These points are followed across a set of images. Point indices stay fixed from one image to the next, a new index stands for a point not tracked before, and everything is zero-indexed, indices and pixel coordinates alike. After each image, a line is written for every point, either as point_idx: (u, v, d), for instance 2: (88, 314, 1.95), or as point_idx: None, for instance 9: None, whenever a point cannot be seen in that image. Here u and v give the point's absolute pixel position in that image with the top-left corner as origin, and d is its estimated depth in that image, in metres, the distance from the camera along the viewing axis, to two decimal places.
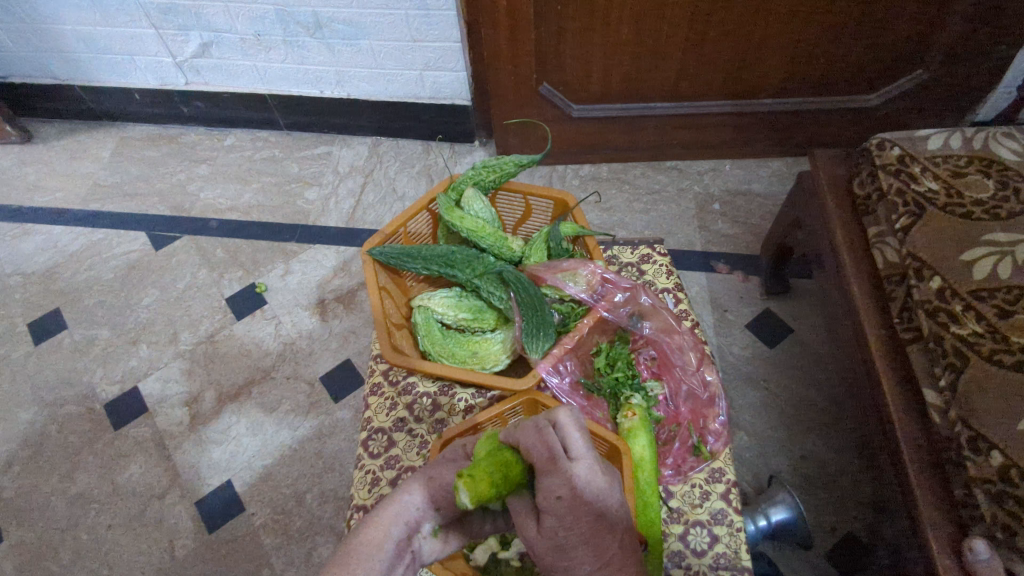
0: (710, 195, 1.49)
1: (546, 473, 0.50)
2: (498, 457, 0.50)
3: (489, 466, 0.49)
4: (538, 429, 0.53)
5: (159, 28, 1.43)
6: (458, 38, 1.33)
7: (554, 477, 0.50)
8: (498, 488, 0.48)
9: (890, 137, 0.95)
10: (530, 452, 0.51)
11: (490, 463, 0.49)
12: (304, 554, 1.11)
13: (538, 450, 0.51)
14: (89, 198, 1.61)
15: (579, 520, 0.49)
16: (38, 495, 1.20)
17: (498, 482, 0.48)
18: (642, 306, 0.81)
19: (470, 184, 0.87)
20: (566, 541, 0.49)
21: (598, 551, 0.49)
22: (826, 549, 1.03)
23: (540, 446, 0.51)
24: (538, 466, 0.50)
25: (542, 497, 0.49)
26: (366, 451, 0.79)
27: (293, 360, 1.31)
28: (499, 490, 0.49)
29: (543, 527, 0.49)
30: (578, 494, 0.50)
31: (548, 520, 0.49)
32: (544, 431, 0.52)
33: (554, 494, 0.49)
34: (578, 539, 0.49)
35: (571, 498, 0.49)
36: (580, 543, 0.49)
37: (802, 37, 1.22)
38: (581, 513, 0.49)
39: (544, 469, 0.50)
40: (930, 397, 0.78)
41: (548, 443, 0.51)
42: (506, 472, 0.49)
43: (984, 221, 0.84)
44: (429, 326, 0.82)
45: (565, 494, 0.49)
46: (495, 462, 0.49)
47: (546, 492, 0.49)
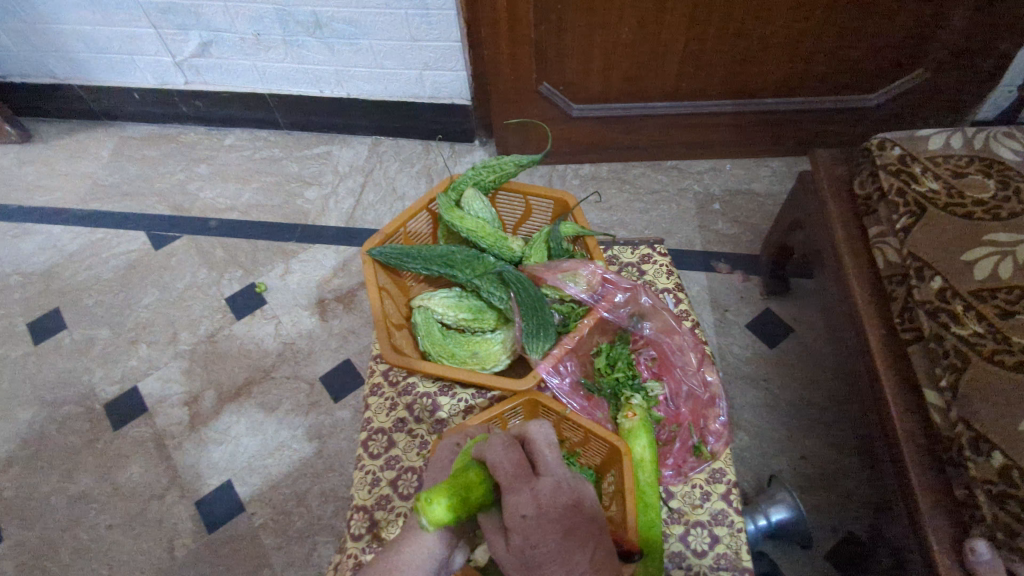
0: (710, 195, 1.49)
1: (511, 491, 0.49)
2: (462, 477, 0.50)
3: (449, 488, 0.49)
4: (504, 444, 0.52)
5: (159, 27, 1.43)
6: (458, 38, 1.33)
7: (518, 495, 0.49)
8: (460, 509, 0.49)
9: (891, 137, 0.95)
10: (496, 469, 0.50)
11: (453, 484, 0.49)
12: (305, 553, 1.11)
13: (503, 467, 0.50)
14: (88, 197, 1.61)
15: (546, 536, 0.48)
16: (38, 495, 1.20)
17: (459, 504, 0.48)
18: (642, 306, 0.80)
19: (470, 184, 0.87)
20: (535, 559, 0.47)
21: (569, 564, 0.48)
22: (827, 549, 1.03)
23: (505, 462, 0.50)
24: (504, 484, 0.50)
25: (508, 515, 0.48)
26: (366, 452, 0.79)
27: (292, 360, 1.31)
28: (463, 512, 0.49)
29: (512, 543, 0.48)
30: (544, 511, 0.49)
31: (514, 538, 0.48)
32: (510, 447, 0.52)
33: (519, 512, 0.48)
34: (547, 556, 0.47)
35: (538, 516, 0.48)
36: (549, 560, 0.47)
37: (801, 36, 1.22)
38: (549, 531, 0.48)
39: (510, 486, 0.49)
40: (931, 398, 0.78)
41: (512, 459, 0.51)
42: (468, 493, 0.49)
43: (984, 222, 0.84)
44: (429, 326, 0.81)
45: (531, 511, 0.48)
46: (460, 483, 0.49)
47: (512, 510, 0.48)
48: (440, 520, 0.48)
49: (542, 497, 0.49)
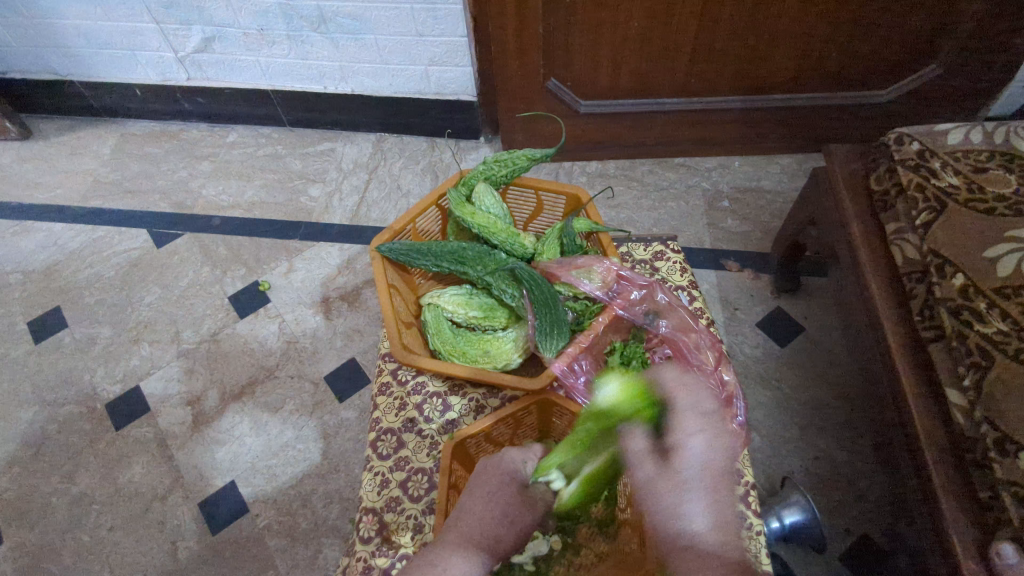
0: (719, 191, 1.47)
1: (683, 414, 0.59)
2: (639, 384, 0.64)
3: (638, 389, 0.64)
4: (677, 380, 0.63)
5: (161, 22, 1.41)
6: (464, 33, 1.31)
7: (688, 421, 0.59)
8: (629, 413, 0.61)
9: (909, 132, 0.93)
10: (674, 393, 0.62)
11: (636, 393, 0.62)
12: (311, 555, 1.09)
13: (682, 395, 0.61)
14: (89, 194, 1.59)
15: (702, 469, 0.55)
16: (38, 495, 1.18)
17: (649, 395, 0.63)
18: (658, 303, 0.78)
19: (481, 179, 0.86)
20: (688, 479, 0.54)
21: (717, 506, 0.53)
22: (841, 551, 1.01)
23: (682, 394, 0.61)
24: (679, 406, 0.60)
25: (674, 435, 0.57)
26: (375, 453, 0.77)
27: (296, 359, 1.29)
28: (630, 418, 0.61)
29: (667, 465, 0.55)
30: (703, 442, 0.57)
31: (674, 458, 0.56)
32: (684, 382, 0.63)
33: (687, 432, 0.57)
34: (698, 482, 0.54)
35: (701, 451, 0.56)
36: (703, 487, 0.54)
37: (814, 31, 1.20)
38: (707, 465, 0.55)
39: (682, 412, 0.59)
40: (953, 397, 0.76)
41: (686, 394, 0.61)
42: (650, 401, 0.62)
43: (1006, 217, 0.82)
44: (440, 324, 0.80)
45: (693, 442, 0.56)
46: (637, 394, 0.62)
47: (679, 431, 0.58)
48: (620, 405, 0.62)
49: (712, 429, 0.58)
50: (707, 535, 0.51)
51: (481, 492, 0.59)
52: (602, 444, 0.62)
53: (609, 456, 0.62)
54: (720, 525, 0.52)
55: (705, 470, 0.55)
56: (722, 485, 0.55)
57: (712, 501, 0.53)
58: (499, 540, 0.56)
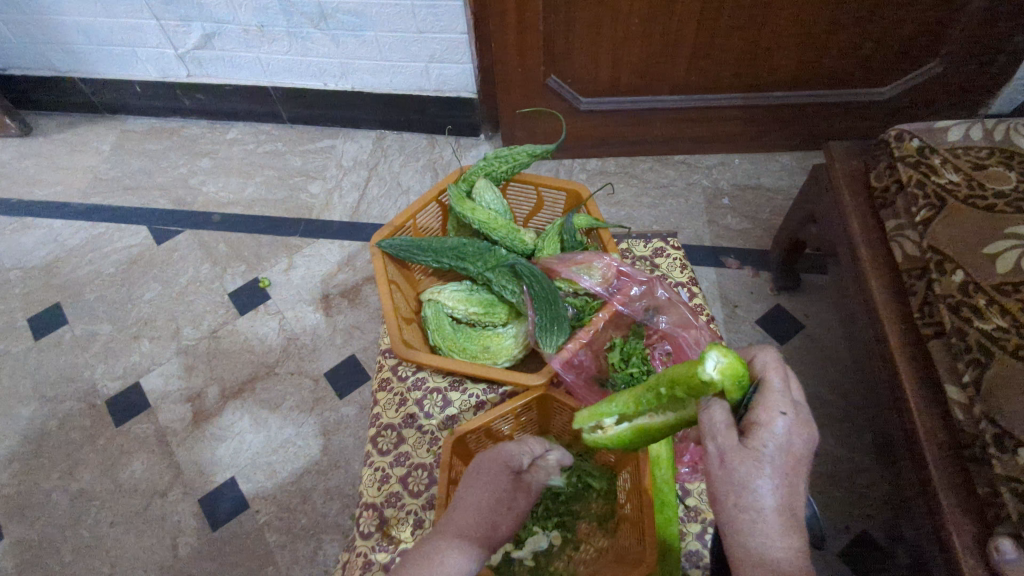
0: (719, 189, 1.47)
1: (776, 395, 0.49)
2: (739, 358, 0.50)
3: (732, 370, 0.49)
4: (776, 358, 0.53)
5: (161, 19, 1.40)
6: (465, 30, 1.31)
7: (783, 403, 0.48)
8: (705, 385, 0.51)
9: (909, 129, 0.93)
10: (767, 371, 0.51)
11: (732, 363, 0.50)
12: (310, 552, 1.09)
13: (777, 373, 0.51)
14: (89, 191, 1.59)
15: (783, 454, 0.47)
16: (38, 492, 1.18)
17: (739, 373, 0.50)
18: (658, 300, 0.78)
19: (481, 175, 0.86)
20: (768, 465, 0.47)
21: (790, 495, 0.48)
22: (840, 548, 1.01)
23: (777, 373, 0.51)
24: (771, 384, 0.50)
25: (760, 413, 0.48)
26: (375, 448, 0.77)
27: (296, 356, 1.29)
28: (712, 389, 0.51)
29: (748, 445, 0.48)
30: (796, 431, 0.48)
31: (755, 440, 0.47)
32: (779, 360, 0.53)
33: (778, 411, 0.47)
34: (779, 471, 0.47)
35: (788, 436, 0.48)
36: (782, 475, 0.47)
37: (814, 28, 1.19)
38: (790, 450, 0.47)
39: (777, 392, 0.49)
40: (952, 393, 0.76)
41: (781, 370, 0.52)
42: (741, 381, 0.50)
43: (1006, 214, 0.82)
44: (440, 320, 0.80)
45: (785, 424, 0.47)
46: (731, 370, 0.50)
47: (769, 409, 0.48)
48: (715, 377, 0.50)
49: (802, 415, 0.49)
50: (771, 524, 0.47)
51: (480, 480, 0.57)
52: (669, 405, 0.56)
53: (671, 420, 0.56)
54: (788, 515, 0.48)
55: (787, 456, 0.48)
56: (800, 473, 0.48)
57: (787, 489, 0.47)
58: (494, 530, 0.54)
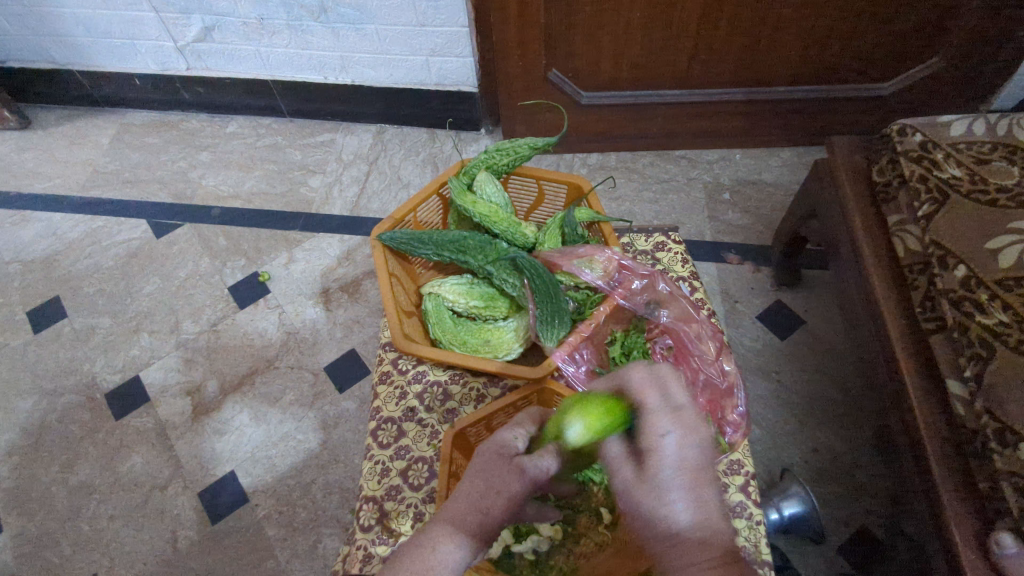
0: (720, 184, 1.47)
1: (654, 415, 0.54)
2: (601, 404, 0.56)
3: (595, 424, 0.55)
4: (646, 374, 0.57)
5: (160, 11, 1.40)
6: (466, 23, 1.30)
7: (661, 420, 0.53)
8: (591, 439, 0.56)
9: (912, 123, 0.93)
10: (640, 392, 0.56)
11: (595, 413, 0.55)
12: (310, 545, 1.09)
13: (650, 391, 0.55)
14: (89, 184, 1.58)
15: (679, 469, 0.52)
16: (38, 485, 1.18)
17: (601, 416, 0.55)
18: (659, 293, 0.78)
19: (482, 168, 0.85)
20: (665, 482, 0.51)
21: (699, 504, 0.51)
22: (840, 543, 1.02)
23: (652, 389, 0.56)
24: (647, 404, 0.55)
25: (647, 440, 0.53)
26: (375, 442, 0.77)
27: (296, 350, 1.29)
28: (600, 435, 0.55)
29: (644, 471, 0.52)
30: (684, 442, 0.53)
31: (649, 464, 0.52)
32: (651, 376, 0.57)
33: (661, 433, 0.53)
34: (680, 486, 0.51)
35: (678, 450, 0.53)
36: (682, 487, 0.51)
37: (817, 22, 1.19)
38: (683, 462, 0.52)
39: (654, 411, 0.54)
40: (954, 388, 0.76)
41: (656, 386, 0.56)
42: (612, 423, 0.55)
43: (1009, 209, 0.82)
44: (441, 314, 0.80)
45: (670, 440, 0.53)
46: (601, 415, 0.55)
47: (652, 432, 0.53)
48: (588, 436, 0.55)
49: (684, 426, 0.53)
50: (693, 540, 0.49)
51: (473, 469, 0.56)
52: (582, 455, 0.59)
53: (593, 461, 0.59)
54: (703, 525, 0.50)
55: (683, 468, 0.52)
56: (703, 479, 0.52)
57: (692, 500, 0.51)
58: (487, 515, 0.52)
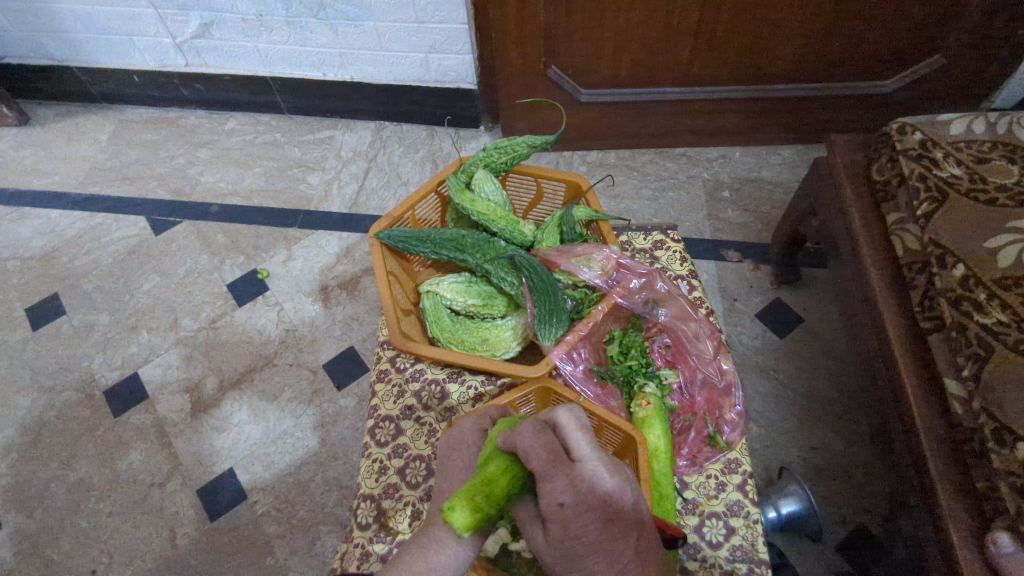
0: (720, 182, 1.46)
1: (546, 482, 0.52)
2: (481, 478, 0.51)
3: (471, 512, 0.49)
4: (535, 430, 0.54)
5: (159, 7, 1.39)
6: (465, 20, 1.29)
7: (553, 488, 0.51)
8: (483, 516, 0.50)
9: (912, 121, 0.93)
10: (529, 458, 0.52)
11: (469, 491, 0.50)
12: (309, 542, 1.10)
13: (538, 456, 0.52)
14: (87, 181, 1.58)
15: (585, 530, 0.51)
16: (38, 481, 1.18)
17: (483, 505, 0.50)
18: (658, 292, 0.78)
19: (481, 166, 0.85)
20: (572, 547, 0.51)
21: (611, 555, 0.52)
22: (838, 541, 1.02)
23: (541, 452, 0.53)
24: (538, 472, 0.52)
25: (545, 507, 0.51)
26: (373, 439, 0.77)
27: (295, 347, 1.29)
28: (489, 509, 0.50)
29: (551, 536, 0.52)
30: (584, 503, 0.51)
31: (553, 531, 0.51)
32: (542, 433, 0.54)
33: (556, 502, 0.51)
34: (588, 546, 0.51)
35: (578, 512, 0.51)
36: (589, 546, 0.51)
37: (818, 18, 1.18)
38: (587, 522, 0.51)
39: (546, 478, 0.52)
40: (951, 387, 0.76)
41: (547, 446, 0.53)
42: (494, 497, 0.50)
43: (1008, 208, 0.82)
44: (439, 312, 0.80)
45: (567, 505, 0.51)
46: (481, 486, 0.51)
47: (548, 500, 0.51)
48: (468, 522, 0.49)
49: (579, 485, 0.52)
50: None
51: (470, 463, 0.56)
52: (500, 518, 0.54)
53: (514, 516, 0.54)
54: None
55: (589, 528, 0.51)
56: (612, 531, 0.52)
57: (605, 553, 0.52)
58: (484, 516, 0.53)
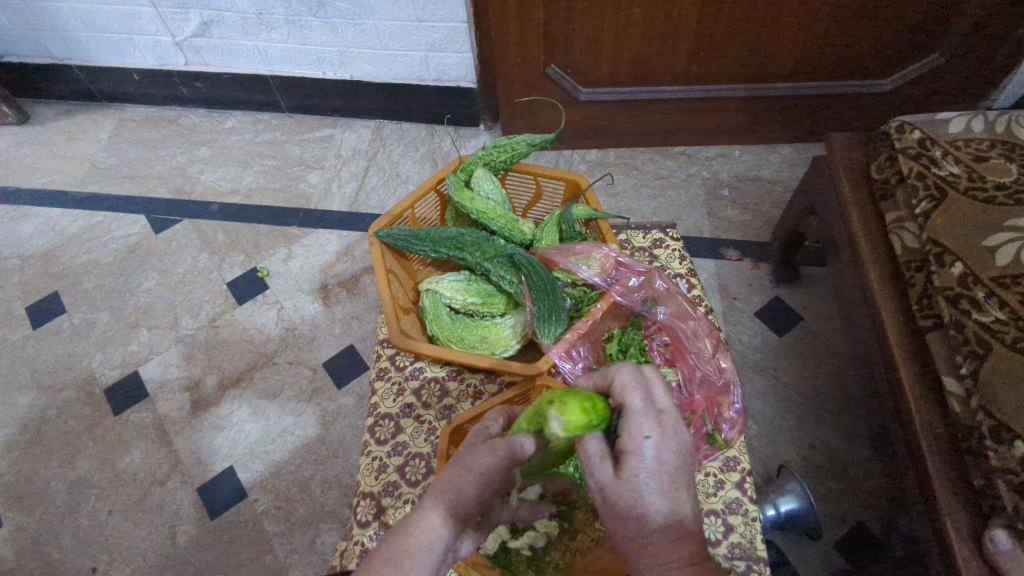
0: (719, 180, 1.46)
1: (635, 415, 0.53)
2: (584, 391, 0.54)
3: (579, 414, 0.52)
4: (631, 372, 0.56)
5: (159, 6, 1.39)
6: (464, 19, 1.29)
7: (643, 422, 0.52)
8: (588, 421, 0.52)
9: (910, 120, 0.93)
10: (626, 391, 0.54)
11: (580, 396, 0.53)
12: (309, 540, 1.10)
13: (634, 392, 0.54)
14: (87, 179, 1.58)
15: (657, 472, 0.51)
16: (38, 479, 1.19)
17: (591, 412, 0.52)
18: (656, 290, 0.78)
19: (480, 165, 0.85)
20: (643, 485, 0.51)
21: (674, 505, 0.51)
22: (837, 539, 1.02)
23: (635, 389, 0.54)
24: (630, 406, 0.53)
25: (628, 440, 0.52)
26: (372, 437, 0.77)
27: (295, 346, 1.29)
28: (592, 420, 0.53)
29: (623, 472, 0.52)
30: (666, 446, 0.52)
31: (630, 464, 0.51)
32: (637, 375, 0.56)
33: (642, 435, 0.52)
34: (656, 489, 0.51)
35: (657, 455, 0.52)
36: (658, 489, 0.51)
37: (817, 17, 1.18)
38: (661, 466, 0.51)
39: (637, 412, 0.53)
40: (950, 386, 0.76)
41: (641, 387, 0.55)
42: (596, 412, 0.53)
43: (1006, 206, 0.82)
44: (438, 310, 0.80)
45: (650, 445, 0.51)
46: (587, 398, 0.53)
47: (634, 435, 0.52)
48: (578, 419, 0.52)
49: (666, 429, 0.52)
50: (661, 540, 0.50)
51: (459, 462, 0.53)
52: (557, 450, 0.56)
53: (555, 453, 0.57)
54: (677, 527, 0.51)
55: (660, 472, 0.51)
56: (679, 482, 0.52)
57: (668, 499, 0.51)
58: (459, 494, 0.52)
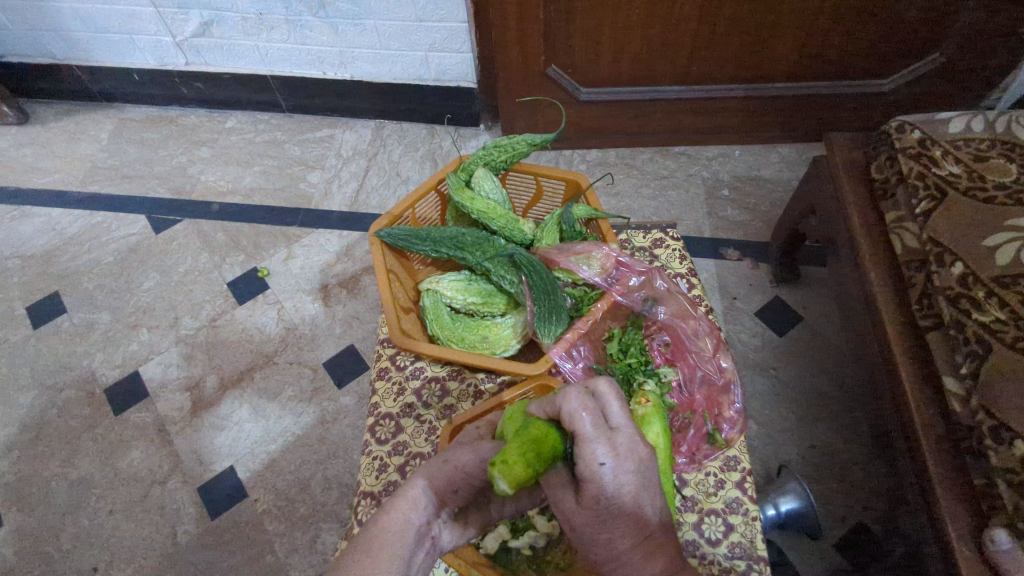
0: (719, 180, 1.47)
1: (588, 442, 0.50)
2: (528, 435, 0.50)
3: (518, 470, 0.47)
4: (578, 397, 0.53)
5: (159, 6, 1.39)
6: (465, 19, 1.29)
7: (596, 449, 0.50)
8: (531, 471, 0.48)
9: (911, 120, 0.93)
10: (575, 420, 0.52)
11: (518, 444, 0.49)
12: (309, 539, 1.10)
13: (583, 419, 0.51)
14: (88, 179, 1.58)
15: (618, 494, 0.50)
16: (38, 479, 1.19)
17: (532, 459, 0.48)
18: (657, 290, 0.78)
19: (480, 165, 0.85)
20: (604, 510, 0.50)
21: (638, 522, 0.50)
22: (837, 539, 1.02)
23: (584, 415, 0.52)
24: (581, 433, 0.51)
25: (584, 469, 0.50)
26: (373, 437, 0.77)
27: (295, 346, 1.29)
28: (535, 467, 0.49)
29: (584, 499, 0.50)
30: (622, 467, 0.50)
31: (588, 490, 0.50)
32: (586, 398, 0.53)
33: (598, 462, 0.49)
34: (619, 510, 0.50)
35: (615, 478, 0.50)
36: (620, 510, 0.50)
37: (817, 18, 1.18)
38: (621, 488, 0.50)
39: (588, 438, 0.50)
40: (951, 385, 0.76)
41: (591, 410, 0.52)
42: (538, 456, 0.49)
43: (1007, 206, 0.82)
44: (439, 310, 0.80)
45: (606, 470, 0.49)
46: (527, 442, 0.49)
47: (589, 462, 0.50)
48: (517, 476, 0.47)
49: (620, 450, 0.50)
50: (632, 559, 0.50)
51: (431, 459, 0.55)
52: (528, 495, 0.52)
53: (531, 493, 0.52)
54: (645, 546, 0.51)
55: (620, 494, 0.50)
56: (641, 500, 0.51)
57: (631, 519, 0.50)
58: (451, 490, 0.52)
